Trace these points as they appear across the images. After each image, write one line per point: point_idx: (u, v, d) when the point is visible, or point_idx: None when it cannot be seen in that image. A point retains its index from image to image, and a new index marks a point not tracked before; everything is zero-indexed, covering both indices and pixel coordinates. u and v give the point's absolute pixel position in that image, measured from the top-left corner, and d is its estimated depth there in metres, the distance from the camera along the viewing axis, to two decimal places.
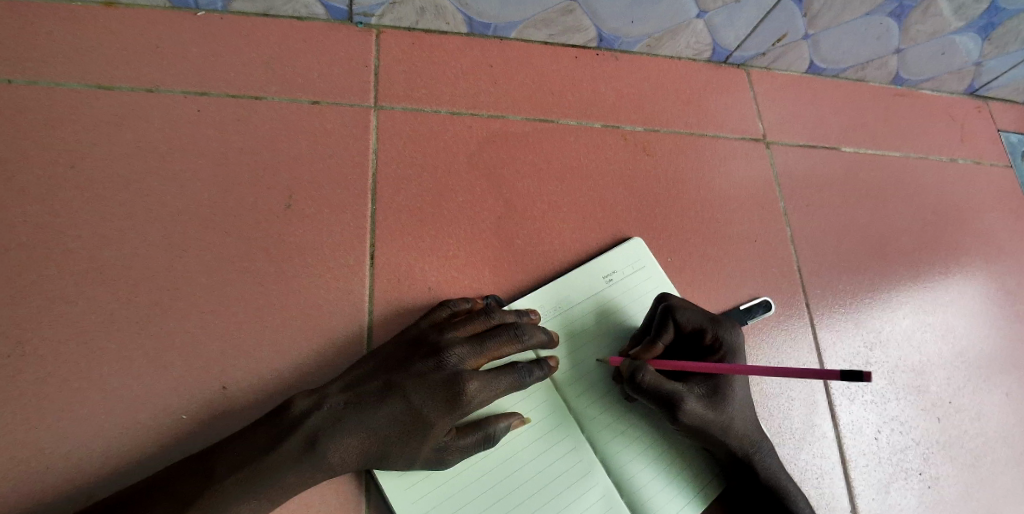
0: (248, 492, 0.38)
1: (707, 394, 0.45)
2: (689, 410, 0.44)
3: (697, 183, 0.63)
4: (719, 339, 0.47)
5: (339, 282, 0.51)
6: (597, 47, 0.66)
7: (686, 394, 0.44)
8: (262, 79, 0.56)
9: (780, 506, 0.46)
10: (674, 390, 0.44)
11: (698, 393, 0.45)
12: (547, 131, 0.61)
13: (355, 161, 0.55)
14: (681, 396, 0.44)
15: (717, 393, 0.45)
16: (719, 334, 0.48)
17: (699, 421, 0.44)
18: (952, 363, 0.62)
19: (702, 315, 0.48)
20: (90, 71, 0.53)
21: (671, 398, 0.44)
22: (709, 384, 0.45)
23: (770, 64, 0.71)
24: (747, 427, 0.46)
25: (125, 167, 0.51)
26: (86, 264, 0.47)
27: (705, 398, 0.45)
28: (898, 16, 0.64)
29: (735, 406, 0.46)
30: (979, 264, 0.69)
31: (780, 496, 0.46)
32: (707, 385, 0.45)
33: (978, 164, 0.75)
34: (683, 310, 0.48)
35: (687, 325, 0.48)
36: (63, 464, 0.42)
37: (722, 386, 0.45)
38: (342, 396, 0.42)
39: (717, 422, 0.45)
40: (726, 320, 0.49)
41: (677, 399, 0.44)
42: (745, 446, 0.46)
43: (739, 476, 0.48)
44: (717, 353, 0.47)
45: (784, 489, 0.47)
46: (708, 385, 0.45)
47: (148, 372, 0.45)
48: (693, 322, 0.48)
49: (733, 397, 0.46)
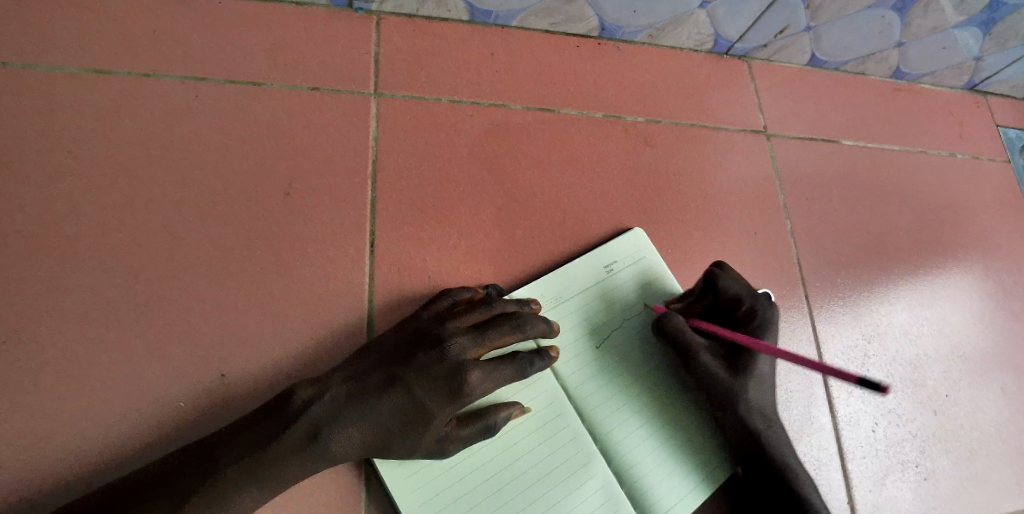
0: (250, 482, 0.38)
1: (724, 357, 0.47)
2: (701, 362, 0.47)
3: (698, 175, 0.63)
4: (754, 311, 0.48)
5: (339, 271, 0.50)
6: (599, 37, 0.65)
7: (702, 347, 0.48)
8: (262, 66, 0.55)
9: (788, 492, 0.45)
10: (691, 341, 0.48)
11: (716, 351, 0.48)
12: (549, 121, 0.61)
13: (356, 149, 0.55)
14: (696, 346, 0.47)
15: (738, 361, 0.47)
16: (756, 307, 0.48)
17: (712, 378, 0.47)
18: (949, 357, 0.63)
19: (745, 289, 0.49)
20: (87, 56, 0.52)
21: (687, 346, 0.48)
22: (732, 350, 0.47)
23: (771, 56, 0.71)
24: (762, 403, 0.47)
25: (123, 153, 0.50)
26: (84, 251, 0.47)
27: (721, 360, 0.47)
28: (901, 10, 0.64)
29: (756, 377, 0.47)
30: (976, 259, 0.69)
31: (792, 480, 0.46)
32: (728, 350, 0.48)
33: (977, 160, 0.75)
34: (727, 280, 0.49)
35: (728, 294, 0.49)
36: (62, 451, 0.42)
37: (744, 356, 0.47)
38: (342, 387, 0.41)
39: (729, 386, 0.46)
40: (768, 298, 0.50)
41: (691, 347, 0.48)
42: (757, 422, 0.47)
43: (747, 458, 0.47)
44: (749, 324, 0.48)
45: (792, 474, 0.46)
46: (731, 351, 0.47)
47: (147, 360, 0.45)
48: (735, 293, 0.48)
49: (756, 372, 0.47)
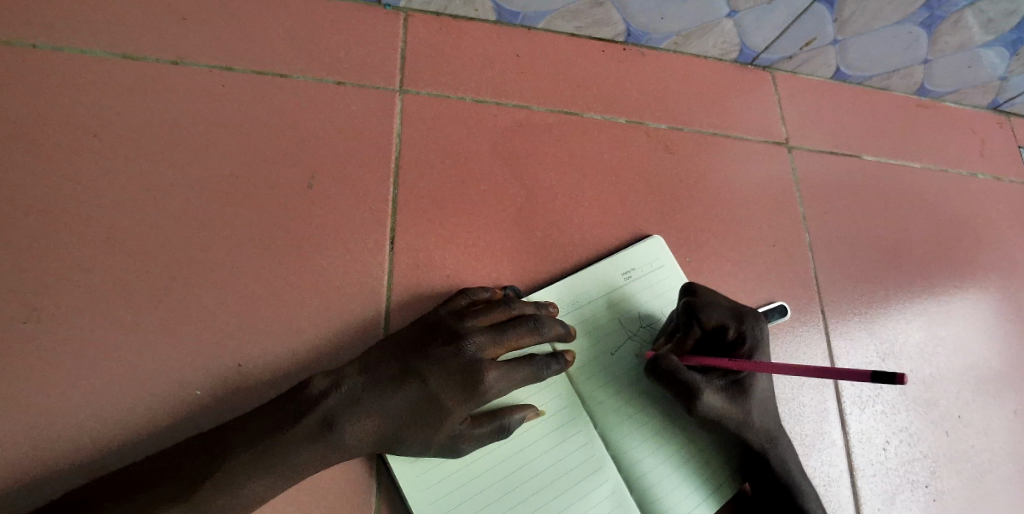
0: (264, 467, 0.38)
1: (723, 387, 0.45)
2: (705, 401, 0.43)
3: (718, 184, 0.63)
4: (743, 334, 0.45)
5: (358, 265, 0.51)
6: (625, 42, 0.65)
7: (705, 385, 0.44)
8: (289, 57, 0.56)
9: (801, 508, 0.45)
10: (692, 379, 0.44)
11: (715, 385, 0.44)
12: (571, 123, 0.61)
13: (379, 144, 0.55)
14: (700, 387, 0.44)
15: (738, 385, 0.45)
16: (744, 329, 0.45)
17: (715, 412, 0.44)
18: (963, 378, 0.62)
19: (726, 312, 0.46)
20: (116, 40, 0.52)
21: (689, 387, 0.44)
22: (729, 377, 0.45)
23: (796, 68, 0.70)
24: (766, 418, 0.46)
25: (147, 138, 0.51)
26: (105, 234, 0.47)
27: (721, 391, 0.44)
28: (928, 26, 0.63)
29: (755, 399, 0.45)
30: (993, 280, 0.68)
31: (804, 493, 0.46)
32: (726, 378, 0.45)
33: (997, 180, 0.75)
34: (707, 308, 0.45)
35: (710, 322, 0.45)
36: (76, 432, 0.42)
37: (742, 379, 0.45)
38: (359, 378, 0.41)
39: (737, 414, 0.44)
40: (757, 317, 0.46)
41: (694, 388, 0.44)
42: (765, 439, 0.46)
43: (758, 472, 0.48)
44: (743, 348, 0.45)
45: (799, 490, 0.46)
46: (728, 379, 0.45)
47: (164, 345, 0.45)
48: (717, 319, 0.45)
49: (754, 390, 0.45)
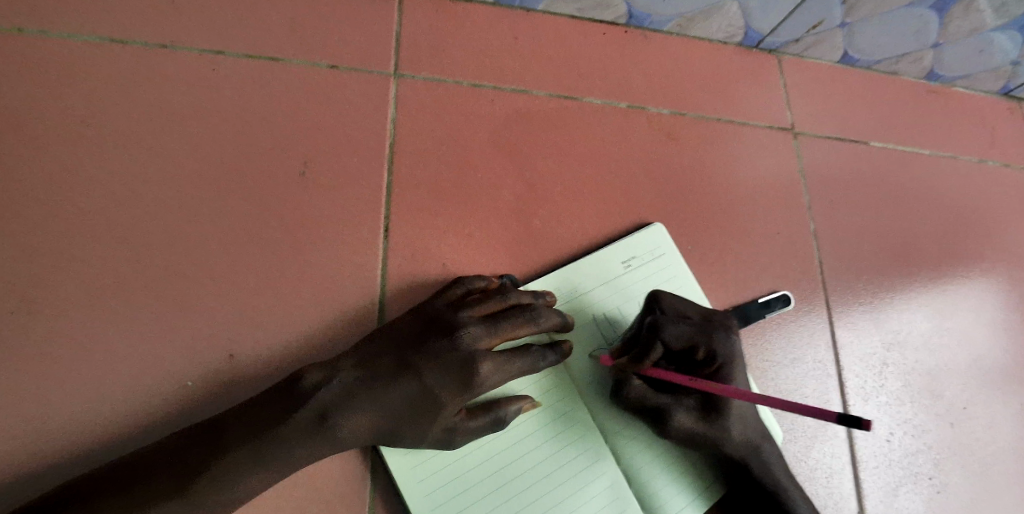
0: (257, 463, 0.37)
1: (698, 408, 0.43)
2: (676, 423, 0.43)
3: (722, 171, 0.61)
4: (712, 352, 0.43)
5: (352, 254, 0.50)
6: (627, 25, 0.63)
7: (675, 407, 0.43)
8: (281, 40, 0.54)
9: None
10: (660, 401, 0.43)
11: (688, 406, 0.43)
12: (571, 109, 0.59)
13: (374, 130, 0.54)
14: (668, 409, 0.43)
15: (713, 408, 0.43)
16: (713, 346, 0.43)
17: (688, 433, 0.43)
18: (969, 369, 0.61)
19: (691, 328, 0.43)
20: (104, 23, 0.51)
21: (659, 410, 0.43)
22: (702, 397, 0.43)
23: (802, 52, 0.68)
24: (748, 434, 0.44)
25: (137, 125, 0.49)
26: (94, 223, 0.46)
27: (695, 412, 0.43)
28: (940, 10, 0.61)
29: (733, 419, 0.43)
30: (1000, 270, 0.67)
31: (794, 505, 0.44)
32: (699, 397, 0.43)
33: (1007, 167, 0.73)
34: (669, 326, 0.42)
35: (675, 342, 0.42)
36: (67, 424, 0.41)
37: (718, 402, 0.43)
38: (352, 370, 0.40)
39: (712, 435, 0.43)
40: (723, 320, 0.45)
41: (664, 411, 0.43)
42: (746, 455, 0.44)
43: (741, 480, 0.46)
44: (711, 366, 0.43)
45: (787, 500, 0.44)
46: (701, 398, 0.43)
47: (155, 337, 0.44)
48: (681, 338, 0.42)
49: (733, 410, 0.43)
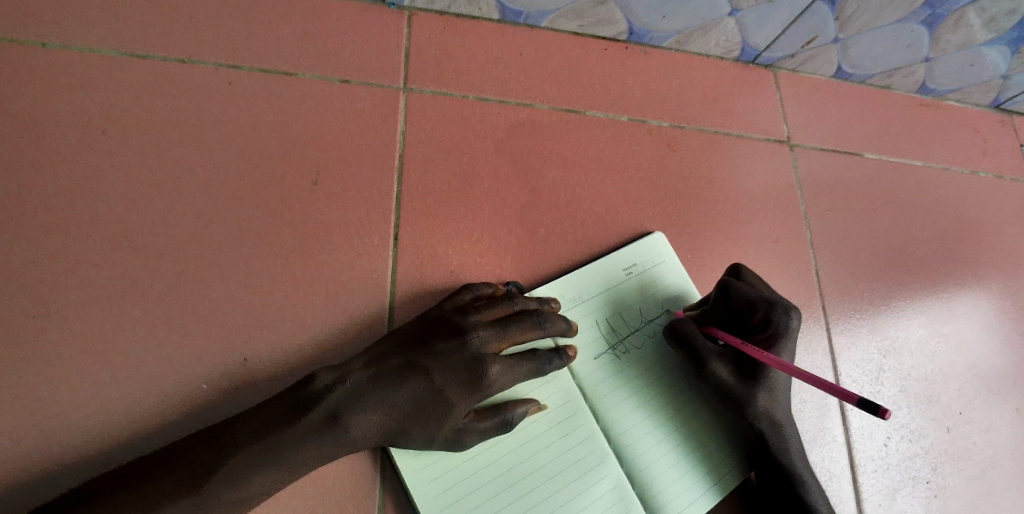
0: (270, 461, 0.38)
1: (738, 366, 0.47)
2: (713, 371, 0.47)
3: (721, 181, 0.63)
4: (768, 321, 0.46)
5: (363, 261, 0.51)
6: (627, 41, 0.66)
7: (715, 358, 0.47)
8: (294, 55, 0.56)
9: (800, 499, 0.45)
10: (704, 348, 0.48)
11: (729, 362, 0.47)
12: (574, 122, 0.61)
13: (384, 141, 0.55)
14: (707, 356, 0.48)
15: (750, 371, 0.47)
16: (771, 317, 0.46)
17: (721, 384, 0.47)
18: (964, 375, 0.62)
19: (758, 295, 0.47)
20: (124, 39, 0.53)
21: (699, 356, 0.48)
22: (745, 359, 0.47)
23: (797, 67, 0.71)
24: (775, 408, 0.47)
25: (154, 136, 0.51)
26: (114, 230, 0.48)
27: (734, 369, 0.47)
28: (930, 24, 0.63)
29: (769, 387, 0.46)
30: (994, 278, 0.69)
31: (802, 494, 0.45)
32: (743, 358, 0.47)
33: (999, 178, 0.75)
34: (740, 286, 0.47)
35: (739, 303, 0.47)
36: (85, 426, 0.42)
37: (759, 367, 0.46)
38: (364, 372, 0.42)
39: (742, 394, 0.46)
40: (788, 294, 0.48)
41: (704, 358, 0.48)
42: (769, 430, 0.46)
43: (761, 464, 0.47)
44: (764, 333, 0.47)
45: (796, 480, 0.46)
46: (743, 359, 0.47)
47: (171, 340, 0.46)
48: (747, 301, 0.47)
49: (770, 383, 0.46)
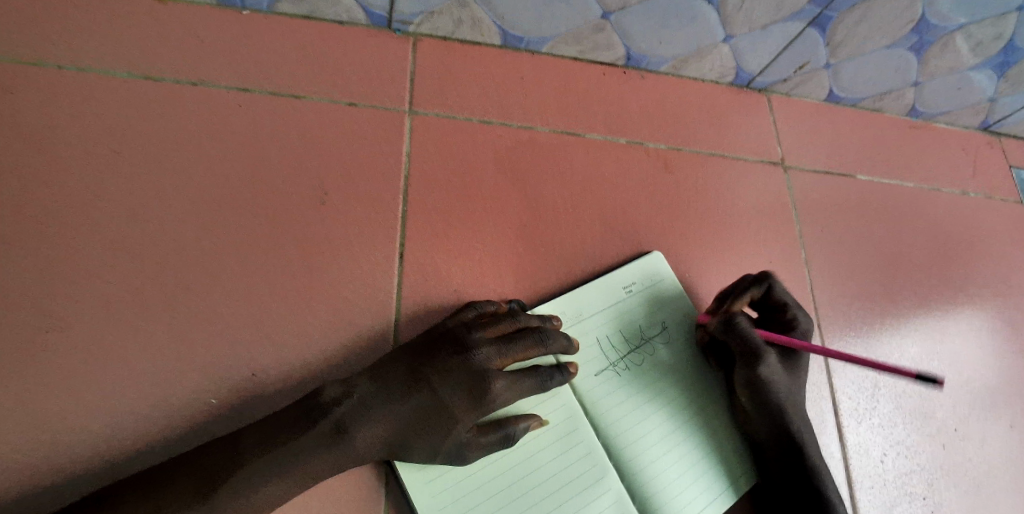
0: (281, 472, 0.39)
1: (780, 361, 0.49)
2: (769, 364, 0.47)
3: (717, 201, 0.65)
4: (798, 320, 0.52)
5: (368, 278, 0.52)
6: (625, 65, 0.68)
7: (770, 352, 0.48)
8: (303, 79, 0.58)
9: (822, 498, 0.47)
10: (759, 343, 0.48)
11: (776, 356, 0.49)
12: (573, 144, 0.63)
13: (389, 162, 0.57)
14: (766, 350, 0.48)
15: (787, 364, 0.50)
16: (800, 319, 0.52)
17: (772, 378, 0.48)
18: (959, 392, 0.63)
19: (789, 298, 0.53)
20: (139, 62, 0.55)
21: (757, 350, 0.48)
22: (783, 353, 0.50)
23: (790, 90, 0.73)
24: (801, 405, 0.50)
25: (166, 156, 0.53)
26: (124, 247, 0.49)
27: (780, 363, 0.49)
28: (918, 50, 0.65)
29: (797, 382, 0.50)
30: (986, 296, 0.70)
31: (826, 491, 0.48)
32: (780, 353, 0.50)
33: (989, 199, 0.77)
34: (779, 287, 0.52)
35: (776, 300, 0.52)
36: (93, 440, 0.43)
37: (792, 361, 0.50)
38: (371, 386, 0.43)
39: (784, 388, 0.49)
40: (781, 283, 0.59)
41: (763, 351, 0.47)
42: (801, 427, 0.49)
43: (782, 468, 0.49)
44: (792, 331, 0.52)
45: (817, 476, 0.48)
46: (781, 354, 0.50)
47: (179, 355, 0.47)
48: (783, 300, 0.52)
49: (797, 377, 0.50)
